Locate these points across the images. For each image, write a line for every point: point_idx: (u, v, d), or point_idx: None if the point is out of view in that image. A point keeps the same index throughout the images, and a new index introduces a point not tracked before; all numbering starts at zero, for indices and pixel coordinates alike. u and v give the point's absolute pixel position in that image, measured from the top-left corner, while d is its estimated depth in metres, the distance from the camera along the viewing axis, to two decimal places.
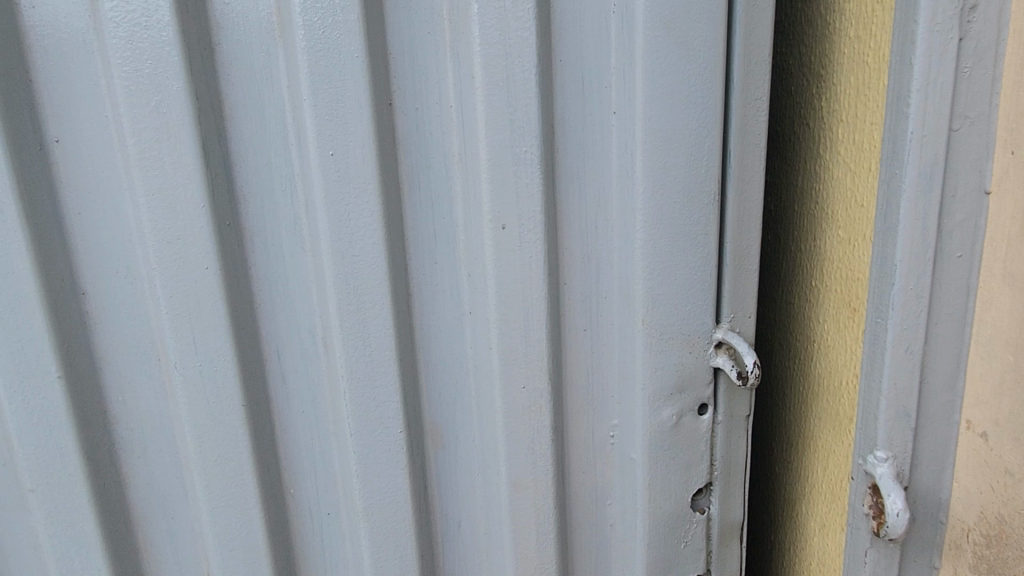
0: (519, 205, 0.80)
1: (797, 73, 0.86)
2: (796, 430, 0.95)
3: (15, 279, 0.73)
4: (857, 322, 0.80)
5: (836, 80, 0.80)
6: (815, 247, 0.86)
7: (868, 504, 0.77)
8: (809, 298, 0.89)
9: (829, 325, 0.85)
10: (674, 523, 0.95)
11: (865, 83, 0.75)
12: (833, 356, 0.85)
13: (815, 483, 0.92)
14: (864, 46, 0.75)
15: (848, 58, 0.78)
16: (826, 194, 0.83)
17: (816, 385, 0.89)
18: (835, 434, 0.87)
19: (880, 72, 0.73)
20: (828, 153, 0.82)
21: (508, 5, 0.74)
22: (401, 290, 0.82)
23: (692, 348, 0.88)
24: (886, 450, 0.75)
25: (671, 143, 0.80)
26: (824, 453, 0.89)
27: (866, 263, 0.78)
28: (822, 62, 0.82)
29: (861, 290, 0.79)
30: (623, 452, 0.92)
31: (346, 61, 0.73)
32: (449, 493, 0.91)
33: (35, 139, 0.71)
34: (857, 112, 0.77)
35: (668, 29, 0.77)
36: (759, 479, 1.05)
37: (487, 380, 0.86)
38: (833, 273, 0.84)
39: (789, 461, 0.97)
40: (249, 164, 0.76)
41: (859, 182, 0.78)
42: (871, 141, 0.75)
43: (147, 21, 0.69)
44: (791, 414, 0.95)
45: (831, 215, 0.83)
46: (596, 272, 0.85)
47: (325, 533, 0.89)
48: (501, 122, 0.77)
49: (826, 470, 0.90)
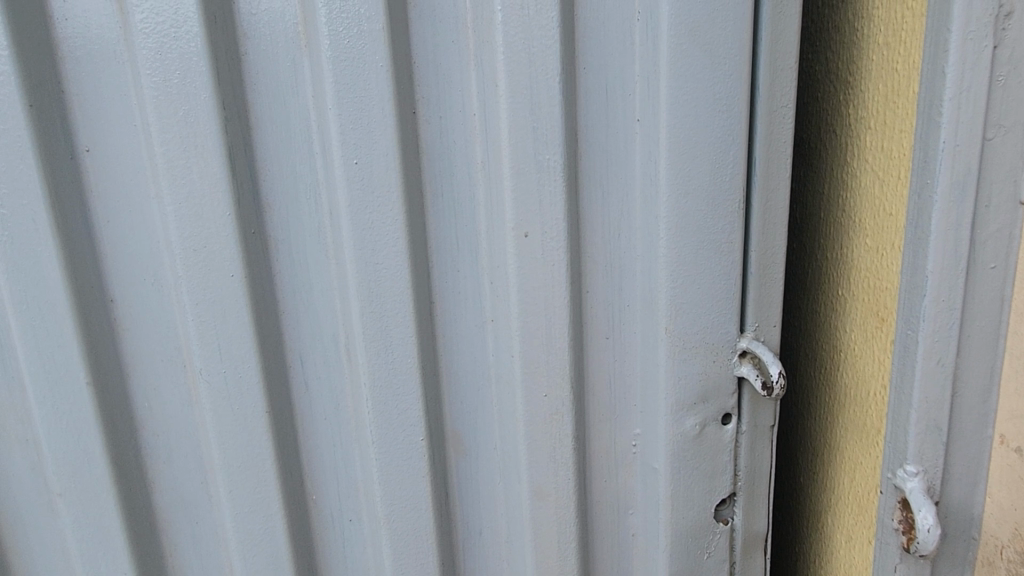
0: (542, 213, 0.79)
1: (824, 79, 0.85)
2: (821, 441, 0.93)
3: (46, 286, 0.74)
4: (885, 332, 0.79)
5: (864, 87, 0.79)
6: (842, 256, 0.85)
7: (898, 519, 0.76)
8: (835, 307, 0.88)
9: (856, 335, 0.84)
10: (697, 534, 0.94)
11: (894, 90, 0.74)
12: (860, 366, 0.84)
13: (841, 495, 0.91)
14: (893, 53, 0.74)
15: (877, 64, 0.76)
16: (853, 202, 0.82)
17: (843, 395, 0.88)
18: (862, 446, 0.85)
19: (911, 79, 0.71)
20: (855, 161, 0.81)
21: (531, 13, 0.74)
22: (424, 298, 0.82)
23: (716, 358, 0.87)
24: (917, 464, 0.74)
25: (696, 151, 0.79)
26: (851, 465, 0.88)
27: (895, 273, 0.77)
28: (849, 69, 0.81)
29: (889, 300, 0.78)
30: (646, 462, 0.91)
31: (371, 71, 0.73)
32: (471, 501, 0.91)
33: (66, 148, 0.72)
34: (886, 119, 0.76)
35: (694, 37, 0.76)
36: (784, 490, 1.04)
37: (509, 389, 0.86)
38: (860, 282, 0.83)
39: (814, 472, 0.96)
40: (275, 172, 0.76)
41: (887, 191, 0.77)
42: (900, 149, 0.74)
43: (176, 33, 0.70)
44: (816, 425, 0.94)
45: (858, 223, 0.82)
46: (619, 280, 0.84)
47: (347, 540, 0.89)
48: (524, 130, 0.77)
49: (852, 482, 0.88)
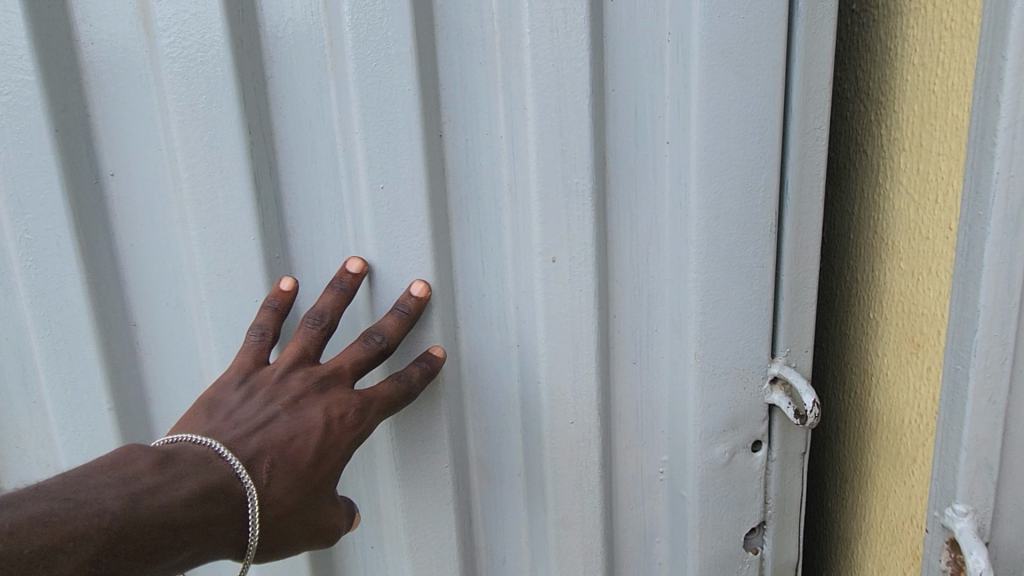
0: (570, 237, 0.78)
1: (854, 98, 0.84)
2: (852, 467, 0.91)
3: (72, 310, 0.75)
4: (921, 359, 0.76)
5: (898, 107, 0.77)
6: (873, 278, 0.83)
7: (946, 560, 0.74)
8: (867, 330, 0.85)
9: (890, 360, 0.81)
10: (726, 562, 0.92)
11: (931, 113, 0.72)
12: (894, 394, 0.81)
13: (873, 524, 0.88)
14: (930, 74, 0.72)
15: (912, 85, 0.75)
16: (887, 223, 0.80)
17: (875, 422, 0.85)
18: (897, 476, 0.82)
19: (950, 103, 0.69)
20: (888, 183, 0.79)
21: (561, 35, 0.72)
22: (449, 322, 0.81)
23: (747, 384, 0.85)
24: (966, 503, 0.72)
25: (729, 175, 0.77)
26: (885, 494, 0.85)
27: (932, 298, 0.74)
28: (883, 88, 0.79)
29: (925, 326, 0.75)
30: (673, 488, 0.89)
31: (398, 94, 0.72)
32: (494, 528, 0.90)
33: (92, 173, 0.73)
34: (921, 142, 0.73)
35: (726, 58, 0.74)
36: (812, 513, 1.02)
37: (535, 415, 0.85)
38: (894, 306, 0.80)
39: (844, 497, 0.94)
40: (299, 196, 0.75)
41: (922, 214, 0.74)
42: (937, 173, 0.72)
43: (203, 57, 0.70)
44: (846, 451, 0.92)
45: (891, 247, 0.79)
46: (647, 304, 0.83)
47: (369, 564, 0.90)
48: (553, 154, 0.75)
49: (885, 509, 0.86)
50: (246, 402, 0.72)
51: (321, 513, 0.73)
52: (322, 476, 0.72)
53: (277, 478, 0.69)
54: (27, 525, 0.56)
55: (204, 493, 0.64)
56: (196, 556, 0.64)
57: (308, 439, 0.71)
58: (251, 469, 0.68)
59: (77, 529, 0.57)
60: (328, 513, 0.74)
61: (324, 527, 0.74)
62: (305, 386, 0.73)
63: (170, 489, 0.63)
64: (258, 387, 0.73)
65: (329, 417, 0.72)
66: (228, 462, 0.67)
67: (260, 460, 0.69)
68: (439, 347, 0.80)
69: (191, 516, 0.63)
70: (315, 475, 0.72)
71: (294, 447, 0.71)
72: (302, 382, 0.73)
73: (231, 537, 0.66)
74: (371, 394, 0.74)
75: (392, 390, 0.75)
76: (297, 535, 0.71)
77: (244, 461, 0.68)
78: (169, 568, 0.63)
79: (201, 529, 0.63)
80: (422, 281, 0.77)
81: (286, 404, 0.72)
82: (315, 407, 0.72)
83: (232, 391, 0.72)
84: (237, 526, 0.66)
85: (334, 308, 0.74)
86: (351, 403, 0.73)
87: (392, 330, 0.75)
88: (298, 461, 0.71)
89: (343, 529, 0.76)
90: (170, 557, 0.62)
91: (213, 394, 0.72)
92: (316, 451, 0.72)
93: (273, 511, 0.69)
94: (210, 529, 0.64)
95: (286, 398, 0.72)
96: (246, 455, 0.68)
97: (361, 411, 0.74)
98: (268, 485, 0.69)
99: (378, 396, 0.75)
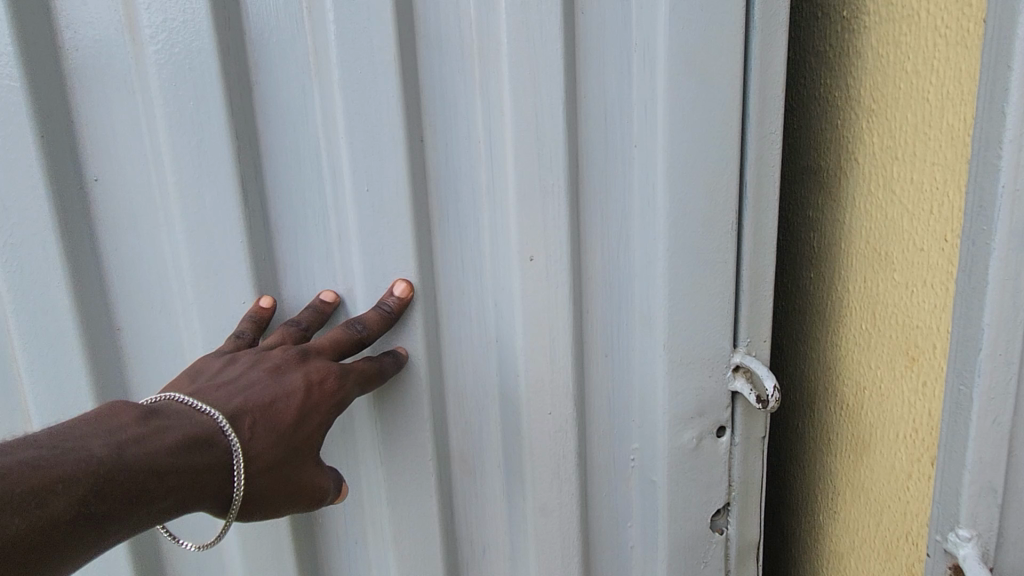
0: (547, 236, 0.82)
1: (844, 105, 0.85)
2: (843, 478, 0.94)
3: (55, 316, 0.75)
4: (917, 373, 0.78)
5: (890, 117, 0.78)
6: (865, 287, 0.85)
7: None
8: (860, 341, 0.87)
9: (884, 373, 0.83)
10: (694, 543, 0.97)
11: (925, 121, 0.73)
12: (888, 407, 0.83)
13: (867, 536, 0.91)
14: (924, 83, 0.73)
15: (904, 93, 0.76)
16: (879, 235, 0.81)
17: (868, 434, 0.88)
18: (891, 490, 0.85)
19: (945, 112, 0.70)
20: (881, 193, 0.80)
21: (537, 44, 0.76)
22: (431, 319, 0.84)
23: (712, 372, 0.91)
24: (970, 528, 0.73)
25: (694, 177, 0.82)
26: (879, 507, 0.88)
27: (926, 309, 0.76)
28: (874, 96, 0.80)
29: (921, 339, 0.77)
30: (644, 474, 0.94)
31: (382, 99, 0.75)
32: (474, 518, 0.93)
33: (76, 177, 0.74)
34: (915, 151, 0.75)
35: (690, 67, 0.79)
36: (803, 521, 1.05)
37: (514, 407, 0.88)
38: (887, 318, 0.82)
39: (834, 510, 0.97)
40: (284, 199, 0.78)
41: (917, 225, 0.76)
42: (933, 184, 0.73)
43: (191, 63, 0.71)
44: (837, 462, 0.95)
45: (885, 257, 0.81)
46: (617, 297, 0.88)
47: (353, 559, 0.91)
48: (530, 157, 0.79)
49: (880, 521, 0.88)
50: (227, 367, 0.73)
51: (305, 471, 0.74)
52: (303, 436, 0.74)
53: (259, 434, 0.70)
54: (17, 468, 0.56)
55: (188, 444, 0.65)
56: (181, 506, 0.64)
57: (289, 401, 0.72)
58: (235, 426, 0.69)
59: (66, 470, 0.57)
60: (313, 475, 0.75)
61: (309, 488, 0.74)
62: (285, 354, 0.74)
63: (155, 439, 0.63)
64: (241, 354, 0.74)
65: (309, 382, 0.73)
66: (212, 417, 0.68)
67: (243, 417, 0.70)
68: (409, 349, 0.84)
69: (176, 463, 0.63)
70: (295, 436, 0.73)
71: (276, 407, 0.72)
72: (283, 352, 0.74)
73: (214, 489, 0.66)
74: (350, 366, 0.77)
75: (368, 366, 0.78)
76: (279, 492, 0.71)
77: (229, 416, 0.69)
78: (154, 517, 0.62)
79: (187, 476, 0.64)
80: (405, 281, 0.80)
81: (268, 369, 0.73)
82: (297, 372, 0.73)
83: (215, 359, 0.74)
84: (223, 478, 0.67)
85: (313, 320, 0.78)
86: (332, 371, 0.75)
87: (371, 322, 0.78)
88: (279, 421, 0.72)
89: (331, 490, 0.77)
90: (155, 503, 0.62)
91: (197, 364, 0.74)
92: (297, 413, 0.73)
93: (258, 465, 0.70)
94: (195, 477, 0.64)
95: (268, 364, 0.73)
96: (228, 410, 0.69)
97: (340, 378, 0.75)
98: (250, 441, 0.70)
99: (357, 369, 0.77)
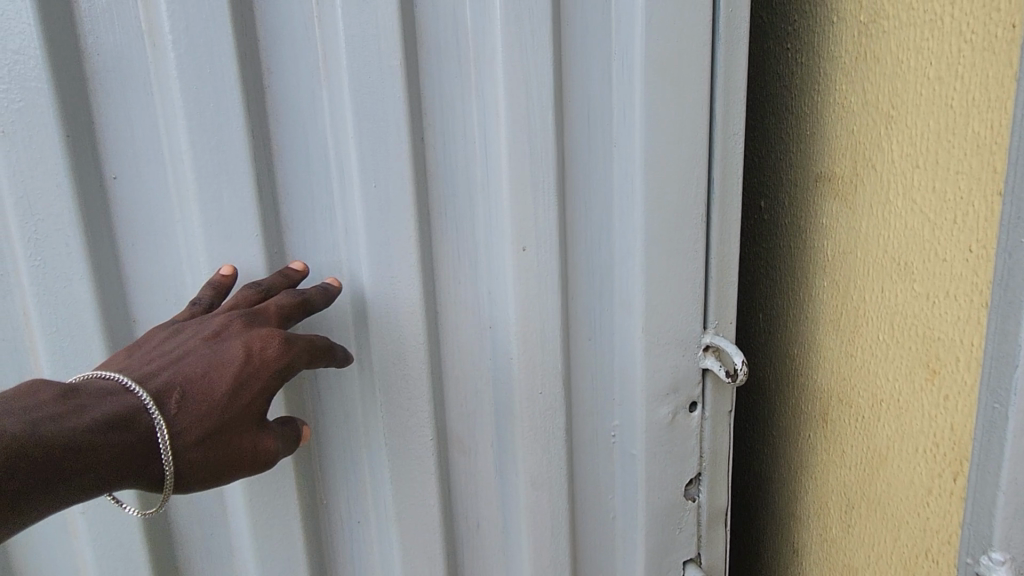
0: (538, 228, 0.89)
1: (860, 112, 0.85)
2: (858, 492, 0.94)
3: (74, 310, 0.78)
4: (938, 386, 0.78)
5: (911, 125, 0.77)
6: (883, 297, 0.85)
7: None
8: (877, 352, 0.87)
9: (903, 387, 0.83)
10: (671, 511, 1.05)
11: (948, 128, 0.73)
12: (907, 420, 0.83)
13: (881, 551, 0.91)
14: (948, 89, 0.72)
15: (927, 100, 0.75)
16: (899, 246, 0.81)
17: (885, 447, 0.88)
18: (910, 506, 0.85)
19: (969, 118, 0.70)
20: (902, 201, 0.80)
21: (529, 52, 0.83)
22: (431, 307, 0.90)
23: (685, 352, 0.99)
24: (1003, 552, 0.73)
25: (669, 173, 0.91)
26: (897, 523, 0.88)
27: (948, 321, 0.76)
28: (894, 102, 0.80)
29: (943, 351, 0.77)
30: (624, 448, 1.02)
31: (389, 102, 0.81)
32: (469, 495, 0.99)
33: (96, 175, 0.77)
34: (939, 160, 0.74)
35: (665, 74, 0.87)
36: (813, 533, 1.06)
37: (507, 388, 0.95)
38: (905, 329, 0.82)
39: (848, 524, 0.97)
40: (294, 195, 0.83)
41: (940, 235, 0.75)
42: (957, 192, 0.72)
43: (210, 67, 0.76)
44: (852, 476, 0.95)
45: (905, 267, 0.80)
46: (599, 284, 0.96)
47: (355, 539, 0.96)
48: (524, 155, 0.86)
49: (897, 535, 0.88)
50: (172, 336, 0.75)
51: (243, 437, 0.75)
52: (243, 404, 0.75)
53: (188, 409, 0.72)
54: None
55: (111, 420, 0.67)
56: (106, 481, 0.67)
57: (224, 372, 0.73)
58: (159, 403, 0.71)
59: None
60: (255, 440, 0.76)
61: (248, 454, 0.75)
62: (228, 321, 0.76)
63: (75, 417, 0.66)
64: (187, 322, 0.76)
65: (247, 351, 0.74)
66: (136, 396, 0.70)
67: (170, 394, 0.71)
68: (411, 335, 0.89)
69: (94, 441, 0.66)
70: (230, 407, 0.74)
71: (208, 380, 0.73)
72: (226, 319, 0.76)
73: (140, 464, 0.69)
74: (293, 335, 0.77)
75: (313, 338, 0.79)
76: (213, 462, 0.73)
77: (153, 395, 0.71)
78: (78, 493, 0.66)
79: (109, 453, 0.67)
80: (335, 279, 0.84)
81: (206, 336, 0.74)
82: (234, 343, 0.74)
83: (163, 328, 0.76)
84: (146, 452, 0.70)
85: (276, 282, 0.80)
86: (271, 340, 0.75)
87: (315, 293, 0.80)
88: (215, 389, 0.73)
89: (280, 450, 0.78)
90: (76, 479, 0.65)
91: (145, 334, 0.76)
92: (232, 383, 0.74)
93: (187, 440, 0.72)
94: (117, 454, 0.67)
95: (208, 332, 0.74)
96: (154, 389, 0.71)
97: (282, 346, 0.76)
98: (177, 416, 0.71)
99: (298, 338, 0.77)
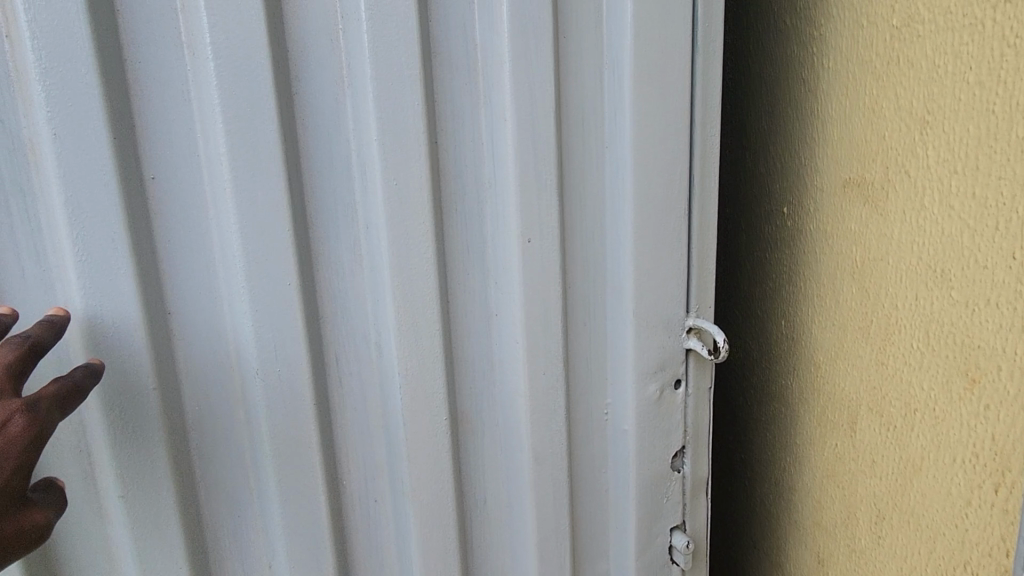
0: (541, 222, 0.97)
1: (895, 116, 0.90)
2: (890, 503, 1.00)
3: (118, 303, 0.83)
4: (978, 395, 0.83)
5: (948, 130, 0.83)
6: (918, 304, 0.90)
7: None
8: (913, 360, 0.92)
9: (940, 397, 0.89)
10: (659, 481, 1.15)
11: (990, 133, 0.77)
12: (944, 428, 0.89)
13: (914, 559, 0.97)
14: (989, 94, 0.77)
15: (965, 106, 0.80)
16: (936, 252, 0.86)
17: (921, 456, 0.93)
18: (946, 516, 0.90)
19: (1013, 124, 0.75)
20: (938, 207, 0.85)
21: (532, 62, 0.92)
22: (444, 297, 0.97)
23: (670, 334, 1.09)
24: None
25: (656, 171, 1.01)
26: (931, 534, 0.93)
27: (989, 328, 0.80)
28: (930, 107, 0.85)
29: (982, 360, 0.82)
30: (616, 424, 1.12)
31: (409, 108, 0.88)
32: (477, 473, 1.06)
33: (137, 176, 0.82)
34: (980, 165, 0.79)
35: (652, 81, 0.97)
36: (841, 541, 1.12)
37: (513, 368, 1.03)
38: (942, 337, 0.87)
39: (879, 535, 1.03)
40: (319, 194, 0.89)
41: (980, 241, 0.80)
42: (999, 198, 0.77)
43: (247, 76, 0.82)
44: (884, 486, 1.00)
45: (942, 275, 0.85)
46: (594, 274, 1.05)
47: (373, 518, 1.02)
48: (529, 155, 0.95)
49: (932, 548, 0.94)
50: None
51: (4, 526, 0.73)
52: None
53: None
54: None
55: None
56: None
57: None
58: None
59: None
60: (21, 519, 0.75)
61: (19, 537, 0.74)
62: None
63: None
64: None
65: None
66: None
67: None
68: (427, 324, 0.95)
69: None
70: None
71: None
72: None
73: None
74: (34, 398, 0.75)
75: (60, 389, 0.77)
76: None
77: None
78: None
79: None
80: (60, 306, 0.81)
81: None
82: None
83: None
84: None
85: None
86: (12, 412, 0.74)
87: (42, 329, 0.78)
88: None
89: (51, 517, 0.77)
90: None
91: None
92: None
93: None
94: None
95: None
96: None
97: (28, 414, 0.74)
98: None
99: (43, 396, 0.75)
